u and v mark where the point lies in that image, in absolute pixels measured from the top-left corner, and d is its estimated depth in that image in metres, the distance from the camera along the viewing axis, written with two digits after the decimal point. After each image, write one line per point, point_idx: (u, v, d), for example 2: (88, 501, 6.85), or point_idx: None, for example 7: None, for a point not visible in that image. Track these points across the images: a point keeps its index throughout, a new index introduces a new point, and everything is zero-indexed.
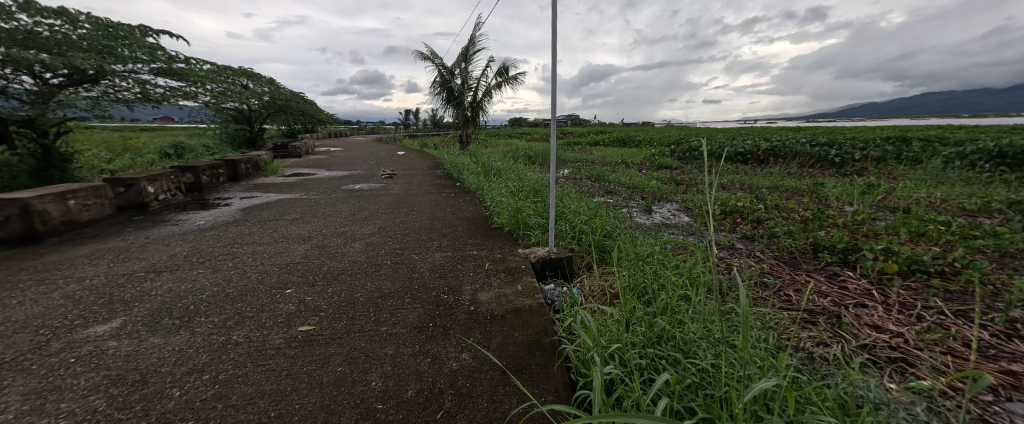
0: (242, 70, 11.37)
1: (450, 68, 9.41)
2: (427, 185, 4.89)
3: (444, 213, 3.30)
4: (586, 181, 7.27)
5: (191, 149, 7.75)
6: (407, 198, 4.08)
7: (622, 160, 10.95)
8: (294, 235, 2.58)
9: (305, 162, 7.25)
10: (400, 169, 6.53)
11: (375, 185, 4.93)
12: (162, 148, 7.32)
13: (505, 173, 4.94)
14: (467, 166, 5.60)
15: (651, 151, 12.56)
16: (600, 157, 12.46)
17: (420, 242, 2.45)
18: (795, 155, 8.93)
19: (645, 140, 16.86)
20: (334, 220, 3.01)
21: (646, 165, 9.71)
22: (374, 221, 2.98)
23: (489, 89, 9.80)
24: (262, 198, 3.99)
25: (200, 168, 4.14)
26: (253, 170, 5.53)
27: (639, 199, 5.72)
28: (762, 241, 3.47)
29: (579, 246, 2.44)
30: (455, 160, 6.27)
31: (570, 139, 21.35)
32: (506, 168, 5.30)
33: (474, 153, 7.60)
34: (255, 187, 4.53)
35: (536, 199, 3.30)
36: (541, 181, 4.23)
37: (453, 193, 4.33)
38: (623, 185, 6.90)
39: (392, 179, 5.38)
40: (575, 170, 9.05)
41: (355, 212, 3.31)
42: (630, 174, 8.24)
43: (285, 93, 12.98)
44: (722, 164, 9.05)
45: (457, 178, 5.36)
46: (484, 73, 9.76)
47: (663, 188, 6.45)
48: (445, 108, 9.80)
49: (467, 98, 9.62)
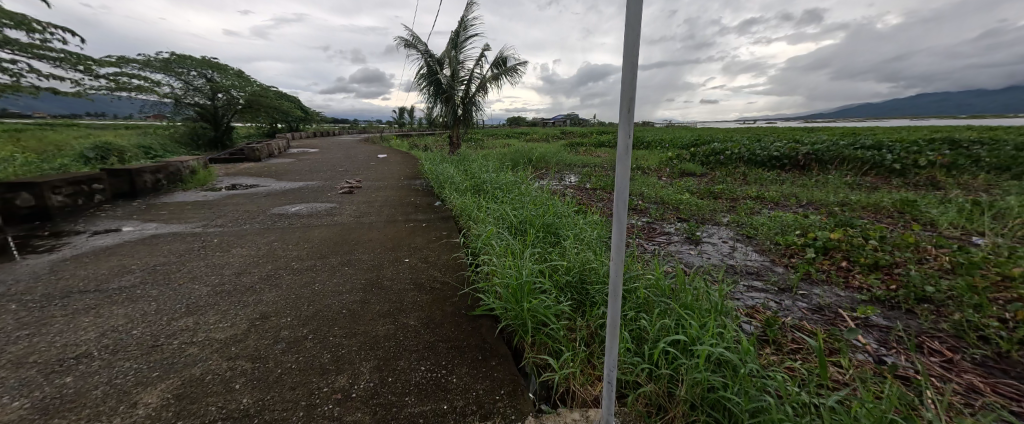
0: (204, 61, 9.99)
1: (437, 58, 8.07)
2: (395, 207, 3.55)
3: (397, 274, 1.97)
4: (601, 193, 5.99)
5: (121, 150, 6.28)
6: (356, 232, 2.74)
7: (636, 164, 9.69)
8: (45, 353, 1.20)
9: (259, 170, 5.90)
10: (371, 180, 5.19)
11: (324, 205, 3.60)
12: (81, 150, 5.79)
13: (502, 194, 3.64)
14: (452, 177, 4.28)
15: (666, 154, 11.25)
16: (610, 160, 11.14)
17: (307, 382, 1.10)
18: (843, 160, 7.63)
19: (656, 141, 15.50)
20: (190, 294, 1.65)
21: (666, 172, 8.38)
22: (261, 298, 1.64)
23: (483, 83, 8.46)
24: (139, 228, 2.65)
25: (49, 184, 2.72)
26: (171, 182, 4.19)
27: (679, 224, 4.36)
28: (920, 316, 2.16)
29: (662, 388, 1.14)
30: (437, 169, 4.93)
31: (573, 140, 20.12)
32: (504, 181, 3.97)
33: (465, 158, 6.31)
34: (148, 209, 3.20)
35: (553, 250, 2.01)
36: (556, 207, 2.91)
37: (427, 223, 3.04)
38: (648, 199, 5.61)
39: (352, 195, 4.08)
40: (585, 178, 7.75)
41: (247, 269, 1.96)
42: (652, 184, 6.88)
43: (257, 87, 11.60)
44: (758, 172, 7.72)
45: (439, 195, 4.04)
46: (478, 64, 8.42)
47: (702, 205, 5.12)
48: (434, 104, 8.49)
49: (459, 93, 8.28)
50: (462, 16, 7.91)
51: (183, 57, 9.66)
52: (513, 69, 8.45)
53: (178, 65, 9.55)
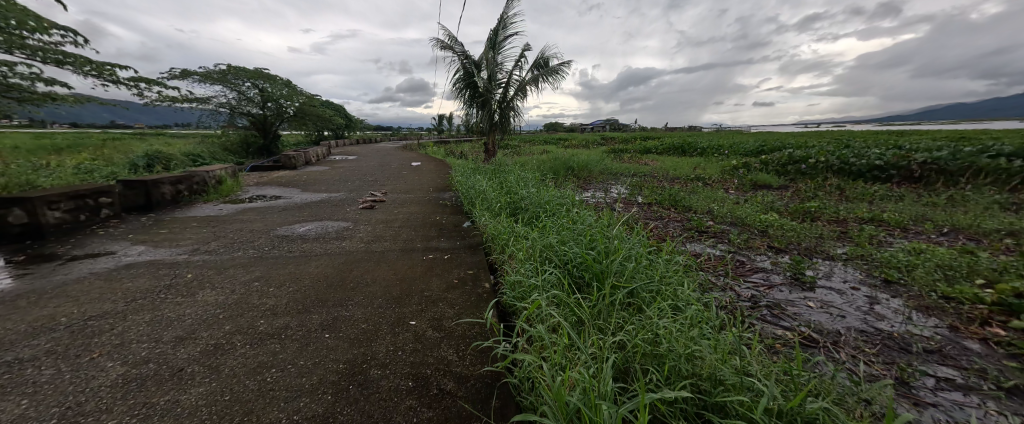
0: (256, 72, 10.46)
1: (474, 60, 7.61)
2: (416, 229, 2.98)
3: (394, 353, 1.30)
4: (658, 210, 5.05)
5: (169, 158, 6.48)
6: (361, 267, 2.15)
7: (693, 174, 8.49)
8: None
9: (290, 179, 5.73)
10: (398, 192, 4.72)
11: (337, 223, 3.11)
12: (132, 159, 6.00)
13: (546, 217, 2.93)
14: (485, 192, 3.64)
15: (729, 162, 9.85)
16: (661, 170, 9.98)
17: None
18: (980, 171, 5.92)
19: (713, 148, 13.89)
20: (87, 383, 1.10)
21: (733, 184, 7.15)
22: (176, 400, 1.04)
23: (522, 86, 7.84)
24: (124, 252, 2.29)
25: (44, 198, 2.46)
26: (194, 192, 4.01)
27: (774, 256, 3.34)
28: None
29: None
30: (470, 181, 4.33)
31: (616, 147, 18.90)
32: (546, 199, 3.25)
33: (501, 167, 5.70)
34: (153, 226, 2.92)
35: (636, 335, 1.24)
36: (621, 238, 2.13)
37: (450, 254, 2.40)
38: (719, 218, 4.58)
39: (373, 212, 3.61)
40: (635, 191, 6.79)
41: (195, 331, 1.40)
42: (721, 199, 5.76)
43: (304, 97, 12.03)
44: (858, 186, 6.27)
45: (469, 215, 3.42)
46: (517, 65, 7.83)
47: (800, 229, 3.99)
48: (470, 110, 8.03)
49: (496, 97, 7.74)
50: (501, 15, 7.38)
51: (238, 69, 10.17)
52: (554, 70, 7.76)
53: (233, 76, 10.07)
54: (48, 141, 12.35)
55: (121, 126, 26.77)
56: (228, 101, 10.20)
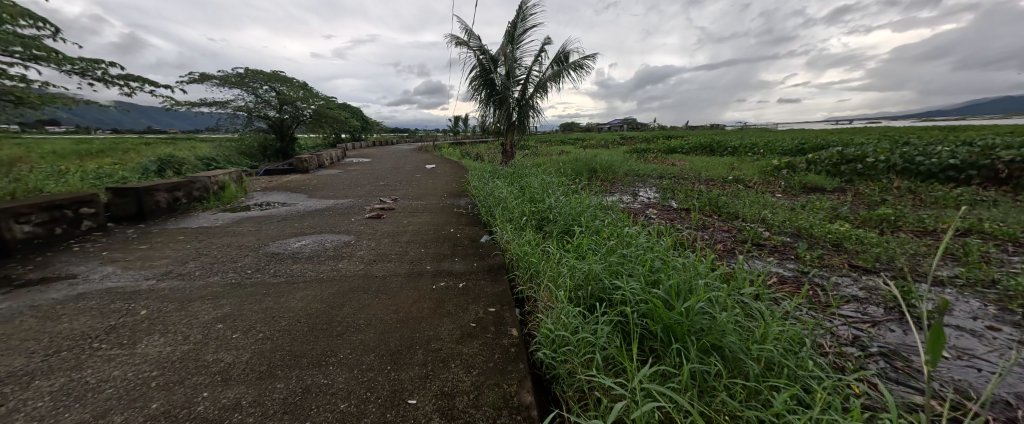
0: (273, 75, 10.43)
1: (490, 56, 7.18)
2: (426, 245, 2.54)
3: None
4: (700, 217, 4.43)
5: (181, 162, 6.37)
6: (355, 300, 1.71)
7: (729, 176, 7.74)
8: None
9: (299, 183, 5.45)
10: (409, 198, 4.33)
11: (338, 237, 2.71)
12: (145, 164, 5.90)
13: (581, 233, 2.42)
14: (506, 200, 3.16)
15: (769, 163, 8.98)
16: (691, 171, 9.24)
17: None
18: None
19: (745, 147, 12.92)
20: None
21: (779, 187, 6.38)
22: None
23: (542, 82, 7.33)
24: (85, 275, 1.95)
25: (9, 211, 2.18)
26: (192, 200, 3.74)
27: (861, 278, 2.70)
28: None
29: None
30: (488, 186, 3.87)
31: (638, 146, 18.02)
32: (579, 210, 2.73)
33: (520, 170, 5.22)
34: (135, 240, 2.60)
35: None
36: (694, 267, 1.59)
37: (465, 281, 1.94)
38: (775, 228, 3.94)
39: (379, 222, 3.21)
40: (667, 195, 6.16)
41: (105, 415, 0.98)
42: (770, 205, 5.05)
43: (320, 99, 11.97)
44: (934, 188, 5.39)
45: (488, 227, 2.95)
46: (536, 60, 7.34)
47: (883, 242, 3.30)
48: (486, 109, 7.60)
49: (514, 95, 7.28)
50: (520, 6, 6.93)
51: (255, 72, 10.15)
52: (576, 64, 7.21)
53: (251, 79, 10.07)
54: (84, 147, 12.88)
55: (155, 132, 28.04)
56: (245, 104, 10.21)
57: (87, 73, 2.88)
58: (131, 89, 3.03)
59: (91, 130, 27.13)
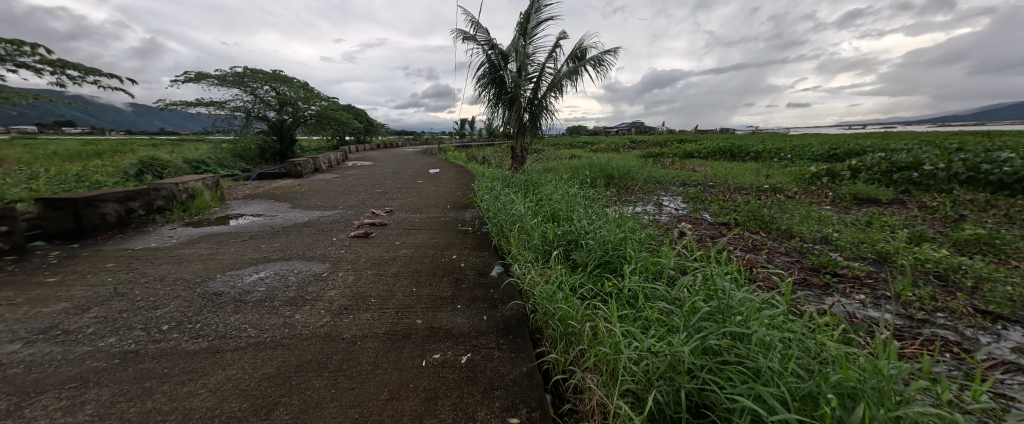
0: (274, 75, 10.05)
1: (501, 52, 6.59)
2: (419, 283, 1.91)
3: None
4: (747, 236, 3.75)
5: (165, 165, 5.91)
6: (300, 393, 1.08)
7: (762, 185, 7.00)
8: None
9: (288, 190, 4.92)
10: (405, 210, 3.74)
11: (309, 267, 2.11)
12: (124, 167, 5.45)
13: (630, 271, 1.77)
14: (523, 218, 2.53)
15: (803, 169, 8.21)
16: (716, 178, 8.50)
17: None
18: None
19: (770, 151, 12.09)
20: None
21: (825, 198, 5.64)
22: None
23: (556, 80, 6.71)
24: None
25: None
26: (153, 212, 3.21)
27: (1002, 330, 1.99)
28: None
29: None
30: (500, 198, 3.25)
31: (651, 151, 17.22)
32: (622, 235, 2.07)
33: (534, 178, 4.59)
34: (49, 267, 2.05)
35: None
36: (866, 358, 0.92)
37: (471, 353, 1.30)
38: (846, 250, 3.23)
39: (364, 243, 2.63)
40: (697, 206, 5.48)
41: None
42: (826, 220, 4.34)
43: (322, 100, 11.54)
44: (1018, 202, 4.60)
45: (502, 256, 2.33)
46: (550, 56, 6.74)
47: (1004, 273, 2.58)
48: (495, 110, 7.01)
49: (525, 95, 6.67)
50: None
51: (255, 71, 9.77)
52: (594, 60, 6.57)
53: (251, 79, 9.68)
54: (86, 147, 12.69)
55: (168, 133, 28.26)
56: (244, 104, 9.81)
57: (7, 57, 2.36)
58: (70, 79, 2.55)
59: (105, 131, 27.42)
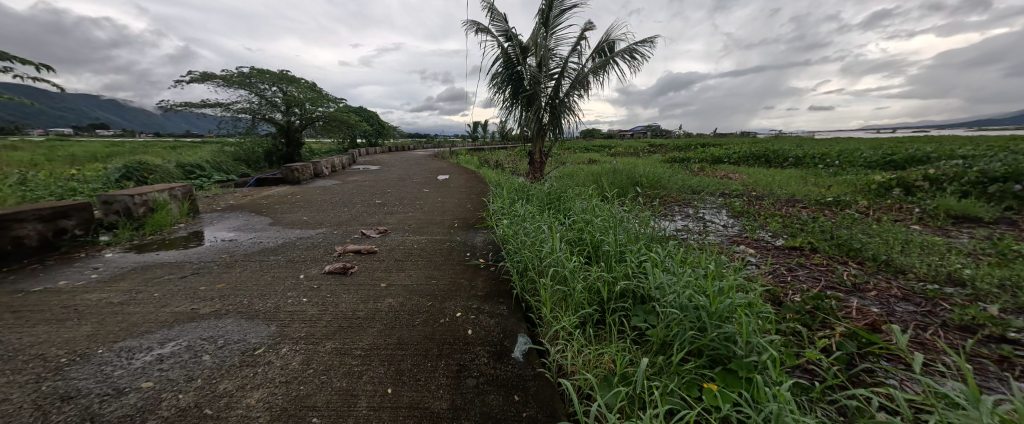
0: (282, 75, 9.66)
1: (519, 45, 5.91)
2: (398, 379, 1.17)
3: None
4: (837, 270, 2.90)
5: (154, 170, 5.45)
6: None
7: (821, 196, 6.02)
8: None
9: (276, 201, 4.32)
10: (404, 230, 3.05)
11: (244, 335, 1.41)
12: (107, 172, 4.98)
13: (766, 390, 0.99)
14: (559, 258, 1.78)
15: (863, 178, 7.17)
16: (759, 187, 7.52)
17: None
18: None
19: (813, 157, 10.93)
20: None
21: (910, 216, 4.67)
22: None
23: (581, 76, 5.95)
24: None
25: None
26: (96, 232, 2.62)
27: None
28: None
29: None
30: (523, 220, 2.51)
31: (675, 154, 16.16)
32: (728, 301, 1.29)
33: (558, 190, 3.84)
34: None
35: None
36: None
37: None
38: (998, 298, 2.34)
39: (340, 285, 1.93)
40: (750, 223, 4.61)
41: None
42: (932, 247, 3.42)
43: (331, 102, 11.12)
44: None
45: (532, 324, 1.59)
46: (574, 50, 6.01)
47: None
48: (511, 110, 6.30)
49: (545, 93, 5.93)
50: None
51: (262, 71, 9.40)
52: (624, 53, 5.81)
53: (258, 80, 9.30)
54: (100, 148, 12.71)
55: (191, 135, 29.05)
56: (250, 105, 9.44)
57: None
58: None
59: (131, 132, 28.20)
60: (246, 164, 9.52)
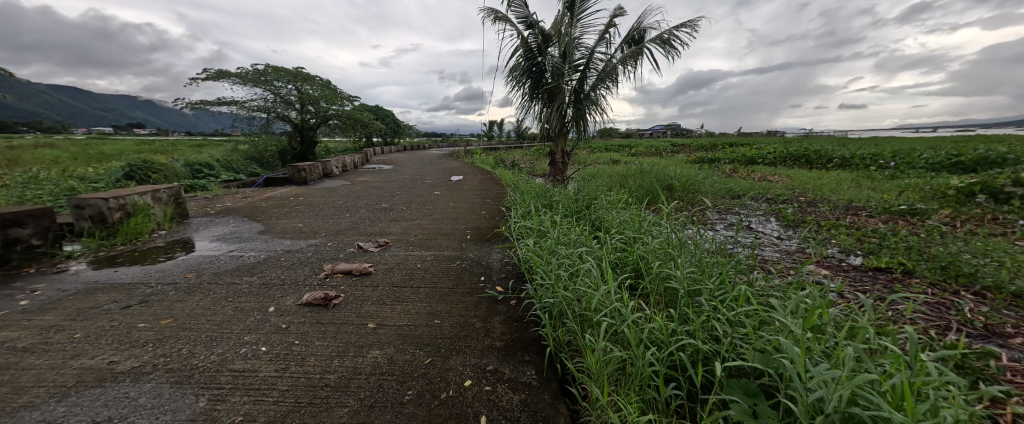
0: (296, 72, 9.50)
1: (541, 34, 5.39)
2: None
3: None
4: (955, 306, 2.23)
5: (160, 170, 5.24)
6: None
7: (888, 203, 5.18)
8: None
9: (275, 204, 3.96)
10: (406, 244, 2.59)
11: (155, 418, 0.95)
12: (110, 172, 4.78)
13: None
14: (610, 303, 1.25)
15: (934, 183, 6.21)
16: (807, 192, 6.68)
17: None
18: None
19: (863, 158, 9.82)
20: None
21: (1014, 230, 3.84)
22: None
23: (609, 68, 5.36)
24: None
25: None
26: (57, 243, 2.27)
27: None
28: None
29: None
30: (552, 237, 1.99)
31: (701, 155, 15.16)
32: (942, 411, 0.72)
33: (586, 197, 3.28)
34: None
35: None
36: None
37: None
38: None
39: (314, 325, 1.47)
40: (811, 237, 3.91)
41: None
42: None
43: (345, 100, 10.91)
44: None
45: (576, 409, 1.07)
46: (602, 39, 5.42)
47: None
48: (531, 106, 5.77)
49: (569, 86, 5.37)
50: None
51: (278, 69, 9.27)
52: (659, 40, 5.16)
53: (273, 77, 9.17)
54: (128, 147, 13.05)
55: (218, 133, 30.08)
56: (264, 103, 9.31)
57: None
58: None
59: (165, 131, 29.51)
60: (260, 163, 9.40)
